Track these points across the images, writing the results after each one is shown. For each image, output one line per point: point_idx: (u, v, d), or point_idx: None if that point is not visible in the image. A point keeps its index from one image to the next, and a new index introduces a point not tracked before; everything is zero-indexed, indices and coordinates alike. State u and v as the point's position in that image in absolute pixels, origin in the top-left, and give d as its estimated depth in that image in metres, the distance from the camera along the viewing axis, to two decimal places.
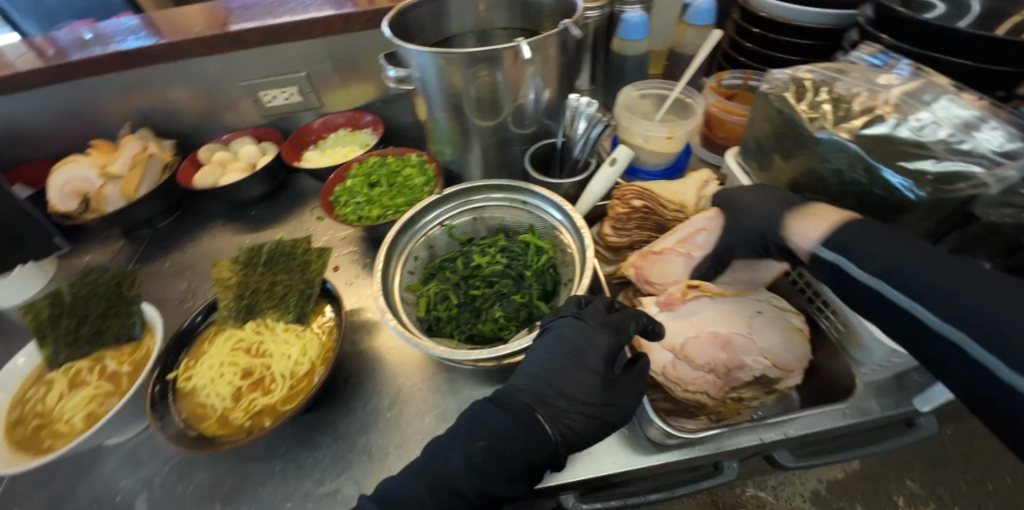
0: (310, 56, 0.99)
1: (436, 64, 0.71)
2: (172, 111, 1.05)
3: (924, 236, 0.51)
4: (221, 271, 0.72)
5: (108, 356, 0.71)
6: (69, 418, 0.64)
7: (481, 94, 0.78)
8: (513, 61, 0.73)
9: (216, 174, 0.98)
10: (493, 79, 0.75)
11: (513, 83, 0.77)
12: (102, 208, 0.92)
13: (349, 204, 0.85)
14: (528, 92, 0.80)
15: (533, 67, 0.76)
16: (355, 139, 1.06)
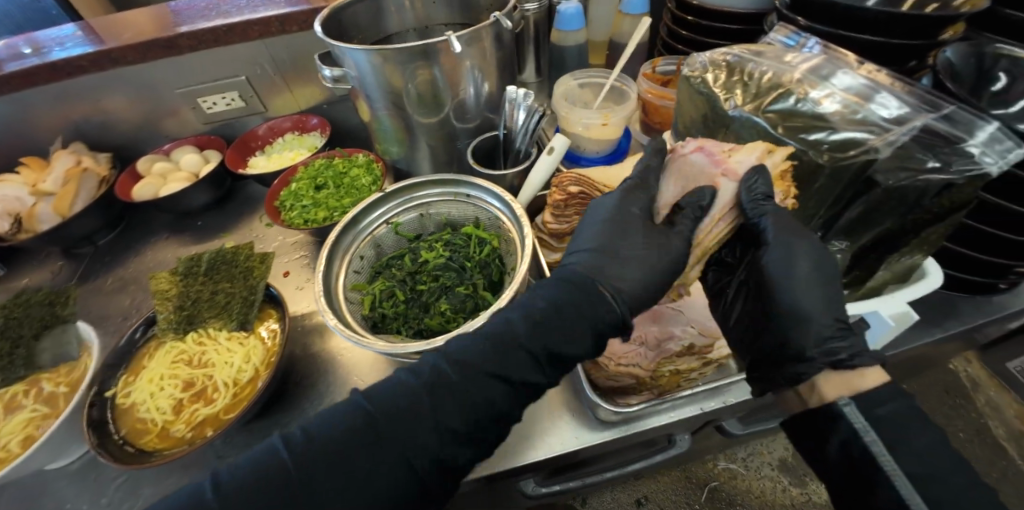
0: (249, 59, 0.97)
1: (370, 62, 0.71)
2: (107, 122, 1.01)
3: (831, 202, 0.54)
4: (160, 283, 0.71)
5: (44, 378, 0.67)
6: (5, 445, 0.61)
7: (421, 91, 0.78)
8: (447, 55, 0.73)
9: (157, 185, 0.95)
10: (431, 75, 0.75)
11: (452, 77, 0.77)
12: (35, 227, 0.88)
13: (295, 208, 0.85)
14: (467, 86, 0.80)
15: (469, 61, 0.76)
16: (303, 143, 1.04)
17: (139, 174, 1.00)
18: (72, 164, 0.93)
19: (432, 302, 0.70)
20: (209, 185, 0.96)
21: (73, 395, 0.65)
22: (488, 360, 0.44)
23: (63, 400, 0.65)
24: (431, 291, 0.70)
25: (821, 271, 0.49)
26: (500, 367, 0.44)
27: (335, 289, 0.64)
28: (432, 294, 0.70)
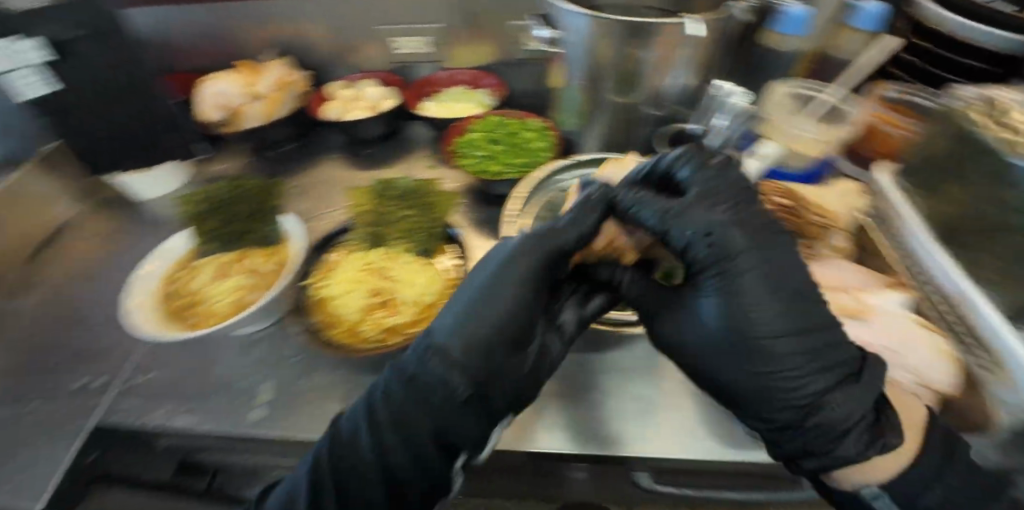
0: (448, 9, 1.01)
1: (586, 32, 0.72)
2: (309, 45, 1.11)
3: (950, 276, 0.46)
4: (357, 197, 0.76)
5: (251, 254, 0.75)
6: (217, 301, 0.67)
7: (625, 71, 0.77)
8: (668, 41, 0.71)
9: (342, 109, 1.03)
10: (642, 57, 0.74)
11: (661, 62, 0.76)
12: (242, 123, 0.99)
13: (470, 156, 0.87)
14: (671, 75, 0.79)
15: (685, 50, 0.74)
16: (471, 98, 1.07)
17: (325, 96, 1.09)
18: (282, 75, 1.02)
19: None
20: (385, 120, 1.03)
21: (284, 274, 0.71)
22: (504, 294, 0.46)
23: (272, 276, 0.72)
24: None
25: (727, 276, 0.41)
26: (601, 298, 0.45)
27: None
28: None
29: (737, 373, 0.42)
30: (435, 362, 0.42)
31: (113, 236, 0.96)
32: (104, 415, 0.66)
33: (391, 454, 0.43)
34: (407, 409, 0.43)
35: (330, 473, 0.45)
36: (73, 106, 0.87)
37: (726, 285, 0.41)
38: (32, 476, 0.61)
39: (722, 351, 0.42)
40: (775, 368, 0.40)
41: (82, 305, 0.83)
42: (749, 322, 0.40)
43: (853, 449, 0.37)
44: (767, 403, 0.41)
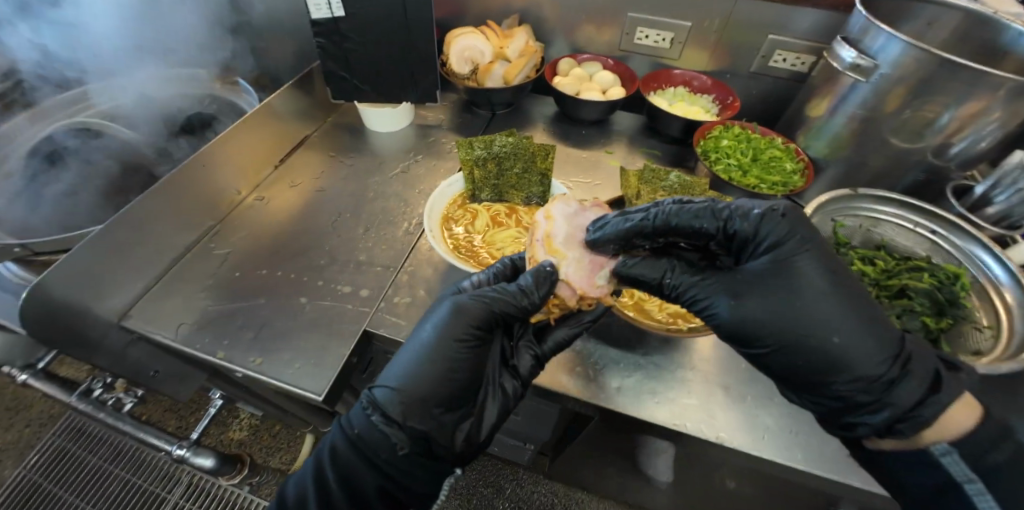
0: (709, 10, 0.99)
1: (900, 60, 0.69)
2: (547, 17, 1.12)
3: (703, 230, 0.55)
4: (627, 179, 0.78)
5: (522, 210, 0.79)
6: (501, 249, 0.73)
7: (908, 123, 0.75)
8: (984, 106, 0.67)
9: (575, 86, 1.07)
10: (945, 113, 0.70)
11: (960, 124, 0.71)
12: (483, 81, 1.05)
13: (720, 162, 0.88)
14: (966, 136, 0.72)
15: (998, 118, 0.68)
16: (695, 102, 1.09)
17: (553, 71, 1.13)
18: (528, 41, 1.06)
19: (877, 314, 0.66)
20: (607, 105, 1.04)
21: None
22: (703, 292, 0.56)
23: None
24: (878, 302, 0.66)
25: (774, 290, 0.51)
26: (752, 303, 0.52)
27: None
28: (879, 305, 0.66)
29: (831, 343, 0.48)
30: (435, 352, 0.53)
31: (343, 159, 1.04)
32: (371, 327, 0.71)
33: (425, 411, 0.51)
34: (412, 379, 0.52)
35: (371, 424, 0.51)
36: (346, 35, 0.95)
37: (782, 256, 0.51)
38: (315, 365, 0.67)
39: (791, 323, 0.49)
40: (851, 345, 0.47)
41: (326, 218, 0.90)
42: (811, 296, 0.49)
43: (918, 392, 0.44)
44: (842, 371, 0.47)
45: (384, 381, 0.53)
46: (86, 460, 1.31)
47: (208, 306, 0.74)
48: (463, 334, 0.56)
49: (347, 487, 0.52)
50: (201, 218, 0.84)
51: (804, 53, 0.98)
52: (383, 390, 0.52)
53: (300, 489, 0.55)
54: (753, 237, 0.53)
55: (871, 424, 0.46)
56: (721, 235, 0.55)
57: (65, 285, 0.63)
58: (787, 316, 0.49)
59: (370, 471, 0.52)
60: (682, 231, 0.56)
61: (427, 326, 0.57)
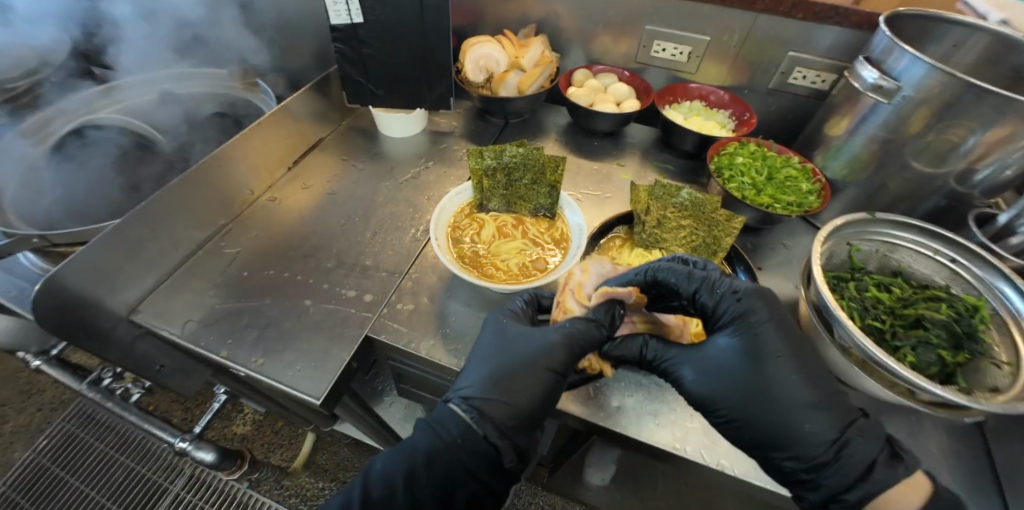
0: (728, 25, 0.97)
1: (922, 83, 0.67)
2: (564, 28, 1.12)
3: (686, 291, 0.62)
4: (636, 194, 0.78)
5: (528, 221, 0.79)
6: (505, 260, 0.72)
7: (932, 146, 0.72)
8: (1012, 132, 0.65)
9: (589, 97, 1.06)
10: (971, 138, 0.68)
11: (987, 150, 0.68)
12: (496, 90, 1.05)
13: (733, 179, 0.86)
14: (992, 163, 0.69)
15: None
16: (711, 117, 1.07)
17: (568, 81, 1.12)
18: (544, 51, 1.05)
19: (891, 344, 0.62)
20: (620, 118, 1.03)
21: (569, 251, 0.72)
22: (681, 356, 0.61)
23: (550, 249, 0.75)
24: (893, 331, 0.63)
25: (733, 371, 0.57)
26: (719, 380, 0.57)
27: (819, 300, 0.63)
28: (893, 335, 0.63)
29: (773, 422, 0.54)
30: (532, 369, 0.56)
31: (355, 162, 1.05)
32: (372, 332, 0.71)
33: (519, 424, 0.55)
34: (507, 392, 0.55)
35: (471, 429, 0.53)
36: (365, 40, 0.96)
37: (742, 345, 0.57)
38: (316, 368, 0.67)
39: (744, 401, 0.55)
40: (800, 425, 0.52)
41: (336, 220, 0.90)
42: (775, 382, 0.55)
43: (849, 477, 0.49)
44: (781, 446, 0.53)
45: (474, 388, 0.56)
46: (94, 447, 1.34)
47: (215, 304, 0.75)
48: (554, 363, 0.57)
49: (440, 495, 0.51)
50: (214, 217, 0.85)
51: (824, 71, 0.96)
52: (481, 399, 0.55)
53: (391, 480, 0.52)
54: (714, 319, 0.61)
55: (810, 498, 0.52)
56: (692, 307, 0.64)
57: (76, 276, 0.64)
58: (736, 392, 0.56)
59: (462, 480, 0.52)
60: (665, 287, 0.63)
61: (517, 339, 0.60)
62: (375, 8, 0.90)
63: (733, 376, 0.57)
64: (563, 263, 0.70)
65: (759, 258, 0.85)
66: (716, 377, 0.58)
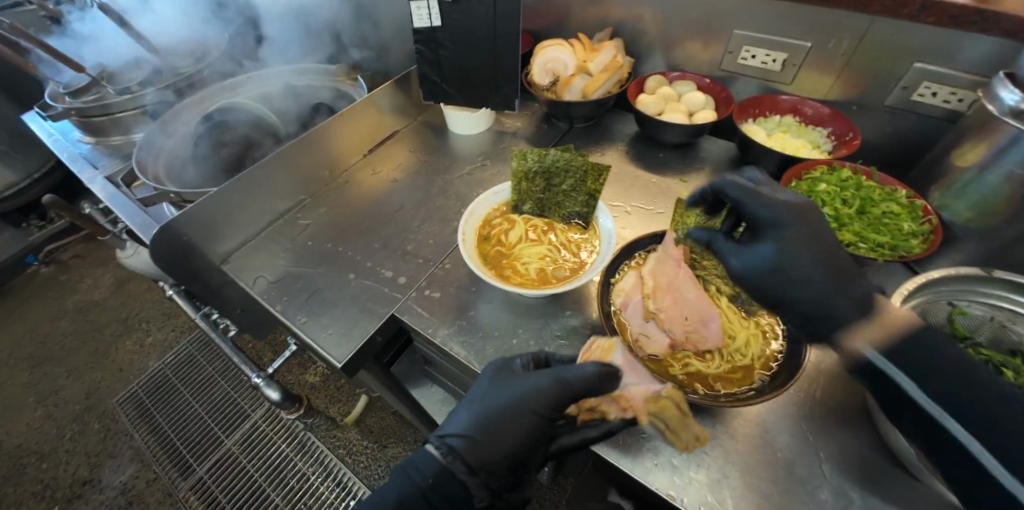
0: (838, 28, 0.83)
1: None
2: (641, 32, 1.06)
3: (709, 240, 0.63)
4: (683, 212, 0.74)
5: (560, 228, 0.78)
6: (526, 264, 0.73)
7: None
8: None
9: (659, 106, 0.99)
10: None
11: None
12: (560, 94, 1.04)
13: (809, 209, 0.75)
14: None
15: None
16: (803, 134, 0.93)
17: (638, 88, 1.07)
18: (615, 56, 1.02)
19: None
20: (692, 130, 0.94)
21: (592, 263, 0.71)
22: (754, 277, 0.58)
23: (573, 258, 0.74)
24: None
25: (778, 276, 0.56)
26: (789, 291, 0.56)
27: None
28: None
29: (807, 293, 0.55)
30: (518, 411, 0.57)
31: (421, 155, 1.12)
32: (398, 312, 0.77)
33: (494, 469, 0.55)
34: (484, 436, 0.56)
35: (445, 472, 0.54)
36: (442, 42, 1.01)
37: (779, 263, 0.56)
38: (344, 336, 0.75)
39: (802, 294, 0.55)
40: (833, 303, 0.54)
41: (392, 206, 0.99)
42: (806, 276, 0.55)
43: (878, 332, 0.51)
44: (827, 316, 0.54)
45: (456, 430, 0.57)
46: (204, 368, 1.66)
47: (283, 266, 0.88)
48: (540, 409, 0.57)
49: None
50: (296, 191, 0.99)
51: (963, 87, 0.77)
52: (460, 440, 0.56)
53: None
54: (728, 252, 0.61)
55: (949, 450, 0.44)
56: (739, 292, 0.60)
57: (186, 227, 0.79)
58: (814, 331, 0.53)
59: None
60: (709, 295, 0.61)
61: (506, 384, 0.59)
62: (453, 13, 0.95)
63: (795, 282, 0.55)
64: (580, 275, 0.69)
65: None
66: (775, 292, 0.57)
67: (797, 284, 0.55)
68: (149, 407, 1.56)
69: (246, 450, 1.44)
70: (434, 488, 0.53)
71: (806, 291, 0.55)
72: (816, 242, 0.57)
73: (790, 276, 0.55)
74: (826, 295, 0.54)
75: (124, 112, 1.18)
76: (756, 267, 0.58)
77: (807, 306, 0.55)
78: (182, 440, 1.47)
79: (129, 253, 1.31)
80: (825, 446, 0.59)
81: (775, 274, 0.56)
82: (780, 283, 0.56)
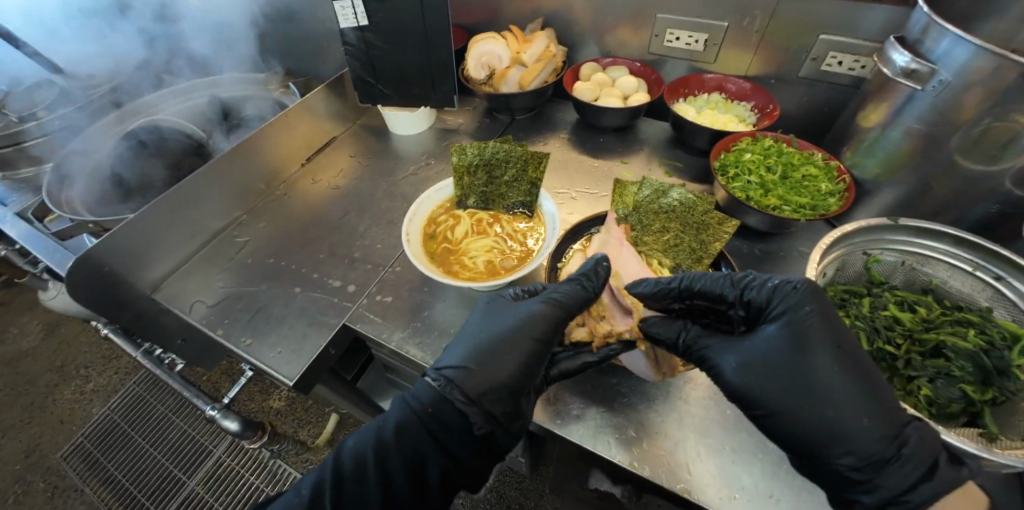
0: (751, 6, 0.88)
1: (963, 66, 0.59)
2: (572, 21, 1.08)
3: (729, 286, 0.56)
4: (622, 192, 0.77)
5: (506, 219, 0.79)
6: (474, 258, 0.73)
7: (984, 137, 0.61)
8: None
9: (594, 92, 1.01)
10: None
11: None
12: (498, 87, 1.04)
13: (738, 178, 0.79)
14: None
15: None
16: (730, 109, 0.98)
17: (574, 76, 1.09)
18: (548, 46, 1.03)
19: (903, 374, 0.57)
20: (628, 113, 0.97)
21: (538, 250, 0.72)
22: (751, 359, 0.51)
23: (520, 247, 0.75)
24: (907, 358, 0.57)
25: (784, 373, 0.48)
26: (775, 387, 0.48)
27: None
28: (908, 364, 0.57)
29: (819, 412, 0.45)
30: (514, 342, 0.55)
31: (364, 159, 1.09)
32: (350, 321, 0.75)
33: (493, 400, 0.52)
34: (480, 364, 0.53)
35: (442, 401, 0.51)
36: (372, 41, 0.98)
37: (794, 360, 0.48)
38: (295, 352, 0.72)
39: (792, 396, 0.47)
40: (846, 419, 0.44)
41: (337, 214, 0.95)
42: (826, 383, 0.46)
43: (911, 477, 0.42)
44: (837, 442, 0.44)
45: (452, 362, 0.55)
46: (156, 408, 1.54)
47: (223, 287, 0.83)
48: (537, 335, 0.56)
49: (413, 464, 0.50)
50: (230, 208, 0.93)
51: (865, 54, 0.84)
52: (454, 370, 0.53)
53: (362, 457, 0.51)
54: (762, 313, 0.53)
55: (864, 502, 0.44)
56: (739, 305, 0.56)
57: (107, 256, 0.73)
58: (796, 366, 0.48)
59: (432, 453, 0.51)
60: (706, 297, 0.58)
61: (504, 320, 0.58)
62: (379, 11, 0.93)
63: (797, 376, 0.47)
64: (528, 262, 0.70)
65: (765, 266, 0.77)
66: (761, 389, 0.49)
67: (814, 384, 0.46)
68: (96, 457, 1.44)
69: (211, 488, 1.35)
70: (429, 420, 0.51)
71: (785, 387, 0.48)
72: (840, 358, 0.48)
73: (794, 371, 0.48)
74: (835, 418, 0.45)
75: (31, 140, 1.05)
76: (755, 346, 0.52)
77: (793, 412, 0.47)
78: (137, 487, 1.36)
79: (51, 294, 1.20)
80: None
81: (766, 370, 0.49)
82: (781, 371, 0.48)
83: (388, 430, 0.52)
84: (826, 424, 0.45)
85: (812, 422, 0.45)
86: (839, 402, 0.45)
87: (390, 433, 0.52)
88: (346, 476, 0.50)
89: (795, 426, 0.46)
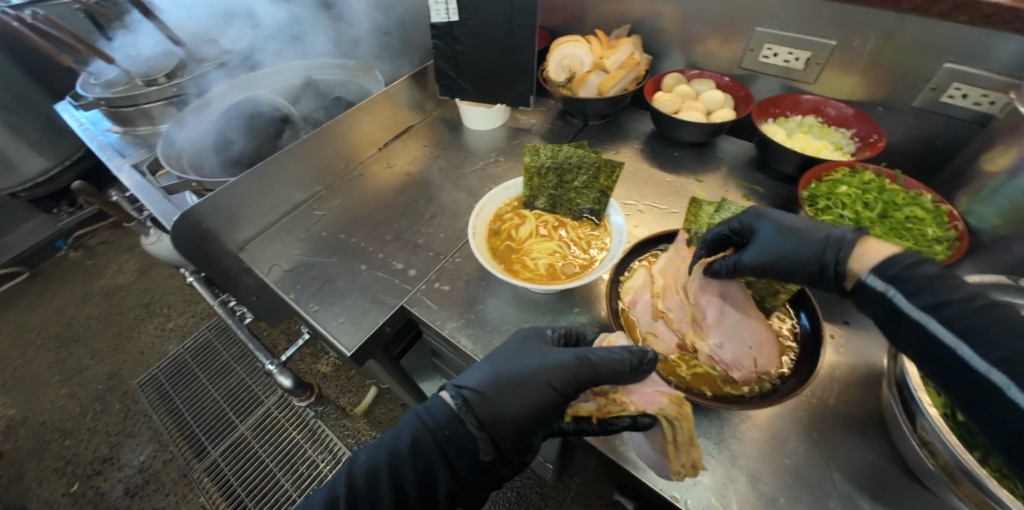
0: (868, 25, 0.80)
1: None
2: (660, 29, 1.04)
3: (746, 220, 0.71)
4: (696, 211, 0.75)
5: (570, 224, 0.78)
6: (536, 259, 0.73)
7: None
8: None
9: (676, 104, 0.97)
10: None
11: None
12: (576, 90, 1.04)
13: (829, 212, 0.73)
14: None
15: None
16: (825, 135, 0.91)
17: (656, 86, 1.05)
18: (632, 54, 1.01)
19: None
20: (710, 129, 0.92)
21: (601, 260, 0.71)
22: (762, 248, 0.58)
23: (583, 254, 0.74)
24: None
25: (771, 235, 0.59)
26: (773, 246, 0.58)
27: (904, 377, 0.52)
28: None
29: (784, 243, 0.57)
30: (539, 382, 0.55)
31: (436, 149, 1.13)
32: (407, 303, 0.78)
33: (507, 435, 0.53)
34: (501, 394, 0.54)
35: (459, 421, 0.53)
36: (458, 37, 1.01)
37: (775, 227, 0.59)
38: (354, 325, 0.76)
39: (782, 248, 0.57)
40: (793, 239, 0.56)
41: (405, 199, 1.00)
42: (791, 227, 0.58)
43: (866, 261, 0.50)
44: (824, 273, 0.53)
45: (473, 383, 0.55)
46: (221, 354, 1.70)
47: (297, 255, 0.89)
48: (558, 382, 0.55)
49: (423, 480, 0.52)
50: (312, 182, 1.01)
51: (996, 89, 0.74)
52: (472, 392, 0.54)
53: (376, 467, 0.51)
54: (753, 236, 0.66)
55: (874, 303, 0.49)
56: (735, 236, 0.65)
57: (206, 215, 0.82)
58: (799, 233, 0.56)
59: (441, 470, 0.52)
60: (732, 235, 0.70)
61: (532, 357, 0.58)
62: (469, 7, 0.95)
63: (791, 232, 0.57)
64: (590, 271, 0.69)
65: (846, 310, 0.71)
66: (761, 257, 0.58)
67: (783, 230, 0.58)
68: (166, 389, 1.62)
69: (258, 435, 1.48)
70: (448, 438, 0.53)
71: (786, 252, 0.56)
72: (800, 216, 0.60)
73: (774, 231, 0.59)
74: (787, 237, 0.57)
75: (149, 102, 1.19)
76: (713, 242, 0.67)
77: (796, 257, 0.55)
78: (197, 423, 1.52)
79: (151, 239, 1.34)
80: (839, 452, 0.57)
81: (767, 245, 0.58)
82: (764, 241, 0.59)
83: (399, 444, 0.52)
84: (802, 251, 0.55)
85: (804, 255, 0.55)
86: (806, 237, 0.56)
87: (400, 445, 0.52)
88: (359, 488, 0.50)
89: (791, 258, 0.56)
